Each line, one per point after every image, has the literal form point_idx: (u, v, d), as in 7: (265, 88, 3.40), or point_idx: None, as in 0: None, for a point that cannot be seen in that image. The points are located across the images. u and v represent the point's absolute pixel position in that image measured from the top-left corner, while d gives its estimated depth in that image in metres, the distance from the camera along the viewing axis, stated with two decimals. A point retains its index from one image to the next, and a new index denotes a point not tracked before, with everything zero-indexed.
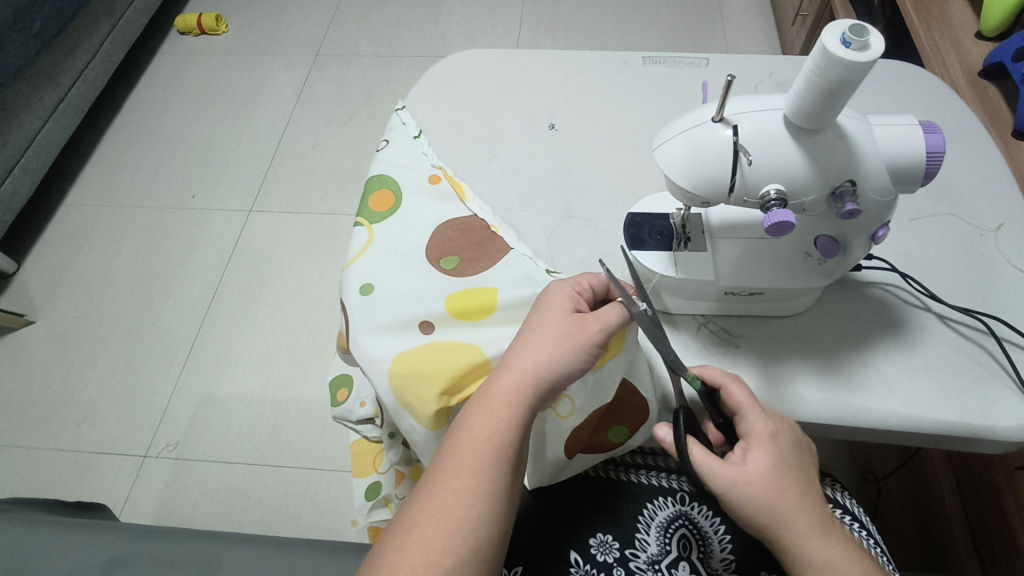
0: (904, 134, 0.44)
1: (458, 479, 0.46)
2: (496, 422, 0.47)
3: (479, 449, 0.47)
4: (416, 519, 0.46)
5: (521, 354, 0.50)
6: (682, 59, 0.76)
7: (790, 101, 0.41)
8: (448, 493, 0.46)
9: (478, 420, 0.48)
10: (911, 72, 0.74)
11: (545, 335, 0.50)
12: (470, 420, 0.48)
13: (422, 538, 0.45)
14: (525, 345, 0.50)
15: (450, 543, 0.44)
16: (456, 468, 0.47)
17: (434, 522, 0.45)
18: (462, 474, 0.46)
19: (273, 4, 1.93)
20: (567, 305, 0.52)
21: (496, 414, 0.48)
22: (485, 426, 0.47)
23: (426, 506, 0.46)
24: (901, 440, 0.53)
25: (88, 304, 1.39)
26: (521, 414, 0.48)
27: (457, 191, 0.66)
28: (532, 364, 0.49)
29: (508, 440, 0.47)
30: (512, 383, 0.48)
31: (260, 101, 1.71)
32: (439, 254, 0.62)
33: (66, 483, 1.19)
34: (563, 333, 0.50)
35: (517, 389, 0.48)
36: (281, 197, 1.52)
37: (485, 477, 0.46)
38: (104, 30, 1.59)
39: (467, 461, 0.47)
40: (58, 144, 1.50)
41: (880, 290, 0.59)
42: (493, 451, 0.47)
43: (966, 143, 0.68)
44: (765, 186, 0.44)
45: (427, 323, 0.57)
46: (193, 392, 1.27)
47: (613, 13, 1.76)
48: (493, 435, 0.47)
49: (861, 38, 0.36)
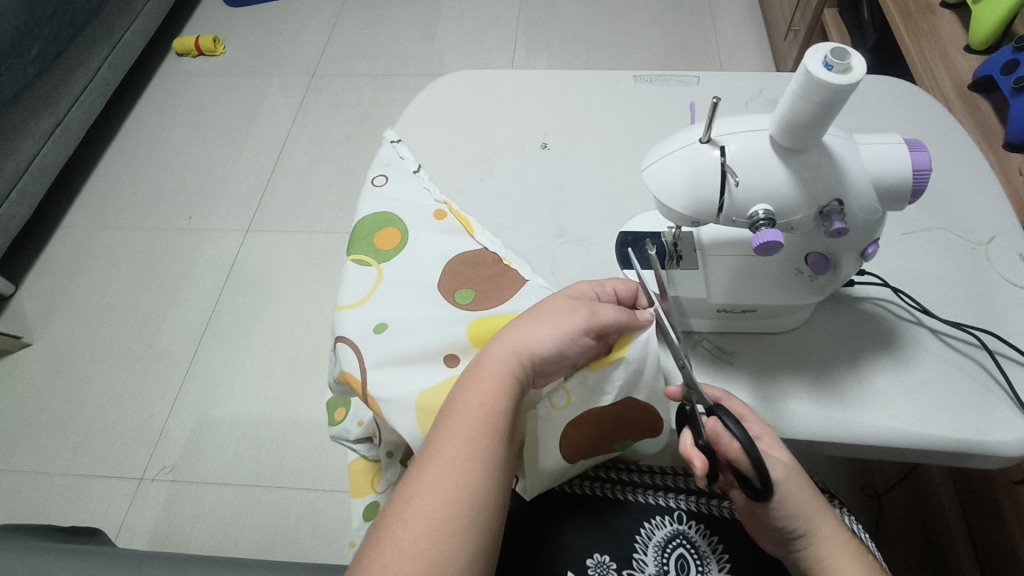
0: (889, 153, 0.44)
1: (452, 448, 0.46)
2: (486, 395, 0.48)
3: (470, 417, 0.48)
4: (409, 492, 0.45)
5: (513, 331, 0.52)
6: (673, 78, 0.77)
7: (776, 121, 0.42)
8: (441, 462, 0.46)
9: (468, 393, 0.49)
10: (899, 86, 0.74)
11: (538, 318, 0.52)
12: (460, 396, 0.49)
13: (419, 504, 0.44)
14: (518, 324, 0.52)
15: (444, 513, 0.44)
16: (447, 438, 0.47)
17: (428, 491, 0.45)
18: (454, 444, 0.46)
19: (271, 26, 1.95)
20: (568, 293, 0.53)
21: (486, 383, 0.49)
22: (474, 399, 0.48)
23: (418, 478, 0.46)
24: (898, 456, 0.53)
25: (85, 326, 1.39)
26: (509, 385, 0.49)
27: (465, 225, 0.66)
28: (521, 342, 0.51)
29: (500, 412, 0.48)
30: (501, 358, 0.50)
31: (257, 122, 1.72)
32: (453, 288, 0.63)
33: (62, 507, 1.18)
34: (555, 315, 0.52)
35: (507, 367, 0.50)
36: (278, 216, 1.53)
37: (479, 447, 0.46)
38: (102, 54, 1.61)
39: (458, 432, 0.47)
40: (56, 166, 1.50)
41: (874, 305, 0.58)
42: (486, 420, 0.47)
43: (956, 156, 0.68)
44: (754, 206, 0.44)
45: (452, 356, 0.59)
46: (190, 413, 1.26)
47: (607, 30, 1.78)
48: (484, 407, 0.48)
49: (842, 61, 0.37)
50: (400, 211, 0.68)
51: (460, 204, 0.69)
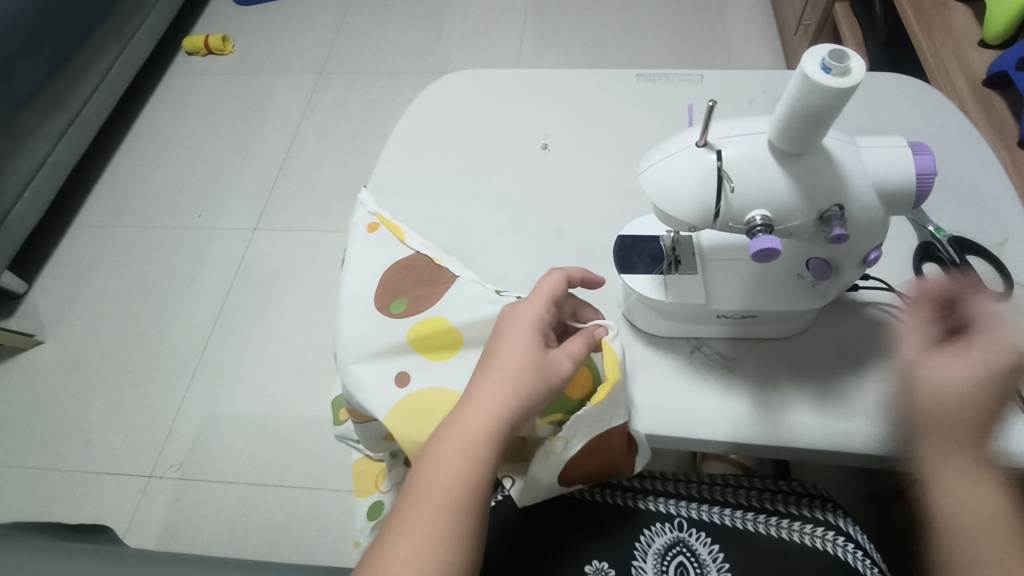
0: (892, 156, 0.43)
1: (431, 526, 0.45)
2: (463, 446, 0.46)
3: (448, 491, 0.46)
4: (387, 553, 0.44)
5: (491, 392, 0.48)
6: (676, 76, 0.76)
7: (774, 125, 0.41)
8: (417, 525, 0.45)
9: (444, 444, 0.47)
10: (910, 84, 0.73)
11: (512, 355, 0.49)
12: (433, 466, 0.46)
13: None
14: (495, 382, 0.48)
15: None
16: (425, 494, 0.46)
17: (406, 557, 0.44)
18: (432, 501, 0.45)
19: (280, 24, 1.96)
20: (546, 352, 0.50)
21: (467, 454, 0.46)
22: (452, 451, 0.46)
23: (395, 539, 0.45)
24: (903, 465, 0.52)
25: (95, 324, 1.41)
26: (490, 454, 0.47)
27: (395, 232, 0.65)
28: (496, 383, 0.48)
29: (479, 466, 0.46)
30: (477, 402, 0.48)
31: (266, 120, 1.73)
32: (387, 299, 0.62)
33: (73, 503, 1.19)
34: (536, 382, 0.49)
35: (486, 414, 0.47)
36: (286, 215, 1.53)
37: (461, 508, 0.45)
38: (113, 54, 1.62)
39: (438, 492, 0.46)
40: (67, 166, 1.52)
41: (878, 311, 0.57)
42: (463, 478, 0.46)
43: (968, 155, 0.66)
44: (751, 212, 0.43)
45: (402, 375, 0.58)
46: (198, 411, 1.27)
47: (616, 25, 1.77)
48: (462, 461, 0.46)
49: (841, 63, 0.35)
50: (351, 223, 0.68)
51: (460, 206, 0.69)
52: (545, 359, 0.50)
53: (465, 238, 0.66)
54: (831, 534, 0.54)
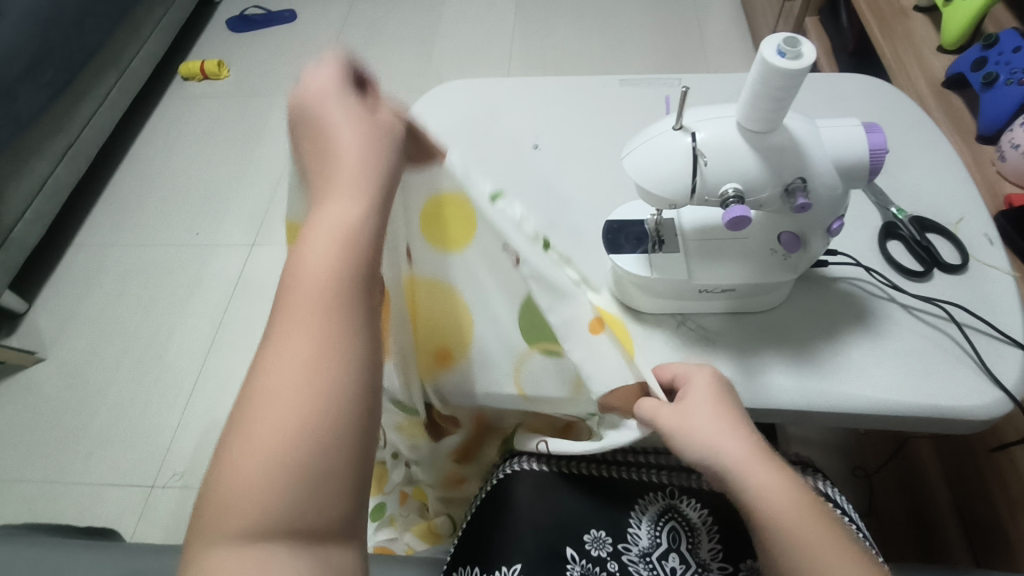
0: (847, 134, 0.48)
1: (313, 324, 0.38)
2: (339, 235, 0.40)
3: (323, 282, 0.39)
4: (256, 383, 0.37)
5: (338, 178, 0.43)
6: (656, 81, 0.82)
7: (741, 108, 0.45)
8: (289, 342, 0.37)
9: (309, 250, 0.40)
10: (870, 83, 0.79)
11: (357, 162, 0.43)
12: (302, 265, 0.40)
13: (288, 402, 0.36)
14: (339, 168, 0.43)
15: (296, 394, 0.36)
16: (297, 310, 0.38)
17: (276, 377, 0.36)
18: (306, 315, 0.38)
19: (273, 48, 2.02)
20: (373, 126, 0.46)
21: (335, 239, 0.40)
22: (327, 255, 0.40)
23: (261, 367, 0.37)
24: (875, 423, 0.56)
25: (96, 339, 1.43)
26: (362, 235, 0.41)
27: None
28: (348, 192, 0.42)
29: (352, 265, 0.40)
30: (338, 214, 0.41)
31: (262, 140, 1.78)
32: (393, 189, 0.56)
33: (75, 516, 1.20)
34: (376, 155, 0.44)
35: (354, 212, 0.41)
36: (283, 229, 1.57)
37: (336, 312, 0.38)
38: (112, 79, 1.67)
39: (309, 297, 0.39)
40: (67, 187, 1.55)
41: (848, 284, 0.62)
42: (333, 280, 0.39)
43: (925, 144, 0.72)
44: (724, 185, 0.47)
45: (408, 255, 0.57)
46: (200, 421, 1.29)
47: (599, 43, 1.85)
48: (337, 247, 0.40)
49: (794, 48, 0.41)
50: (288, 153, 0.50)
51: None
52: (380, 138, 0.46)
53: None
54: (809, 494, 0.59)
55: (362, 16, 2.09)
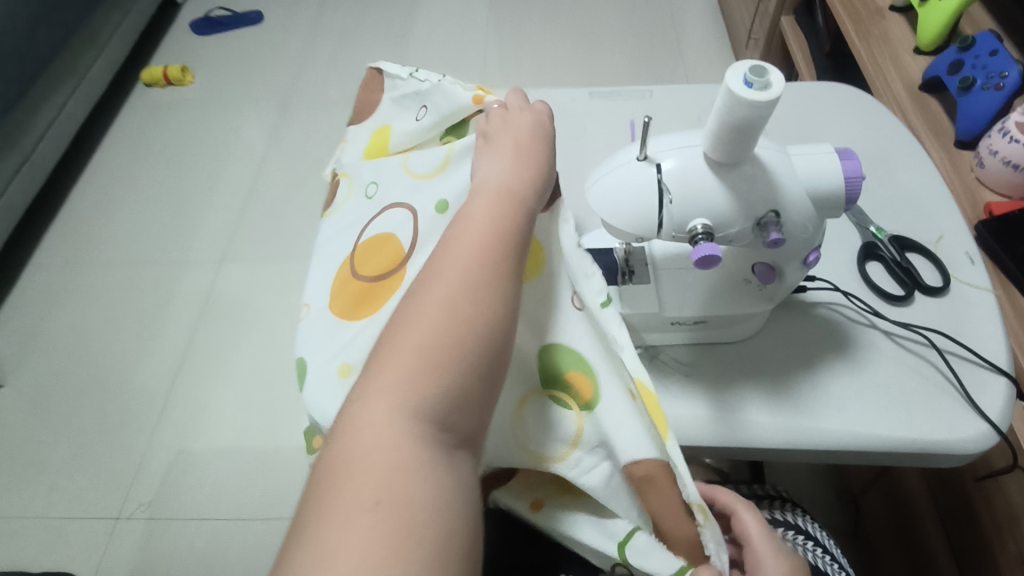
0: (822, 163, 0.45)
1: (459, 267, 0.42)
2: (496, 202, 0.46)
3: (476, 236, 0.43)
4: (381, 369, 0.39)
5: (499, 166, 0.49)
6: (626, 93, 0.78)
7: (708, 138, 0.42)
8: (420, 339, 0.39)
9: (455, 256, 0.42)
10: (846, 92, 0.76)
11: (520, 156, 0.49)
12: (464, 217, 0.45)
13: (426, 324, 0.40)
14: (500, 158, 0.50)
15: (422, 393, 0.38)
16: (430, 313, 0.40)
17: (411, 371, 0.38)
18: (439, 322, 0.40)
19: (240, 54, 1.96)
20: (533, 133, 0.52)
21: (494, 206, 0.45)
22: (474, 271, 0.42)
23: (390, 353, 0.39)
24: (857, 458, 0.53)
25: (58, 364, 1.38)
26: (513, 209, 0.46)
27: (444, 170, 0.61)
28: (489, 213, 0.45)
29: (496, 291, 0.41)
30: (479, 229, 0.44)
31: (230, 150, 1.72)
32: None
33: (37, 552, 1.15)
34: (531, 155, 0.50)
35: (498, 236, 0.44)
36: (252, 244, 1.52)
37: (470, 332, 0.40)
38: (68, 89, 1.60)
39: (450, 305, 0.40)
40: (23, 204, 1.49)
41: (826, 310, 0.59)
42: (478, 297, 0.41)
43: (902, 158, 0.69)
44: (692, 221, 0.44)
45: None
46: (167, 448, 1.25)
47: (575, 45, 1.81)
48: (495, 209, 0.45)
49: (761, 78, 0.37)
50: (435, 120, 0.65)
51: None
52: (541, 146, 0.51)
53: None
54: (794, 535, 0.58)
55: (331, 19, 2.03)
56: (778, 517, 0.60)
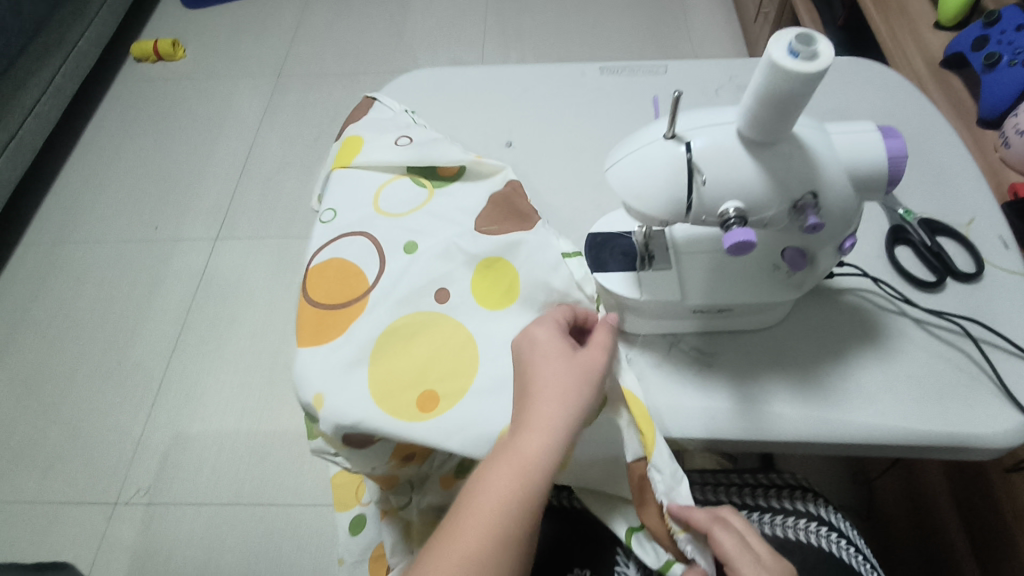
0: (863, 141, 0.42)
1: (536, 442, 0.43)
2: (581, 367, 0.47)
3: (554, 404, 0.45)
4: (471, 502, 0.43)
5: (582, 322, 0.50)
6: (639, 67, 0.75)
7: (743, 115, 0.39)
8: (507, 472, 0.43)
9: (534, 430, 0.44)
10: (870, 66, 0.73)
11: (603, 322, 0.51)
12: (548, 372, 0.46)
13: (497, 505, 0.42)
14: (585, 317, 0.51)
15: (503, 527, 0.42)
16: (519, 450, 0.43)
17: (496, 503, 0.42)
18: (524, 459, 0.43)
19: (232, 27, 1.90)
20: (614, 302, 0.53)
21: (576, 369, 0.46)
22: (559, 398, 0.45)
23: (480, 483, 0.43)
24: (887, 452, 0.51)
25: (50, 347, 1.34)
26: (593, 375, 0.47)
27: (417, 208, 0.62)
28: (562, 342, 0.48)
29: (569, 430, 0.44)
30: (561, 396, 0.45)
31: (223, 126, 1.67)
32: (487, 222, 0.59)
33: (33, 537, 1.14)
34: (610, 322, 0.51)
35: (582, 366, 0.47)
36: (247, 224, 1.48)
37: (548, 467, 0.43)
38: (55, 63, 1.55)
39: (532, 437, 0.44)
40: (11, 182, 1.45)
41: (855, 296, 0.57)
42: (558, 423, 0.44)
43: (930, 136, 0.66)
44: (723, 204, 0.41)
45: (443, 292, 0.55)
46: (164, 432, 1.22)
47: (578, 18, 1.76)
48: (577, 375, 0.46)
49: (809, 47, 0.34)
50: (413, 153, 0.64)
51: None
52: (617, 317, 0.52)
53: None
54: (817, 529, 0.55)
55: None
56: (793, 508, 0.57)
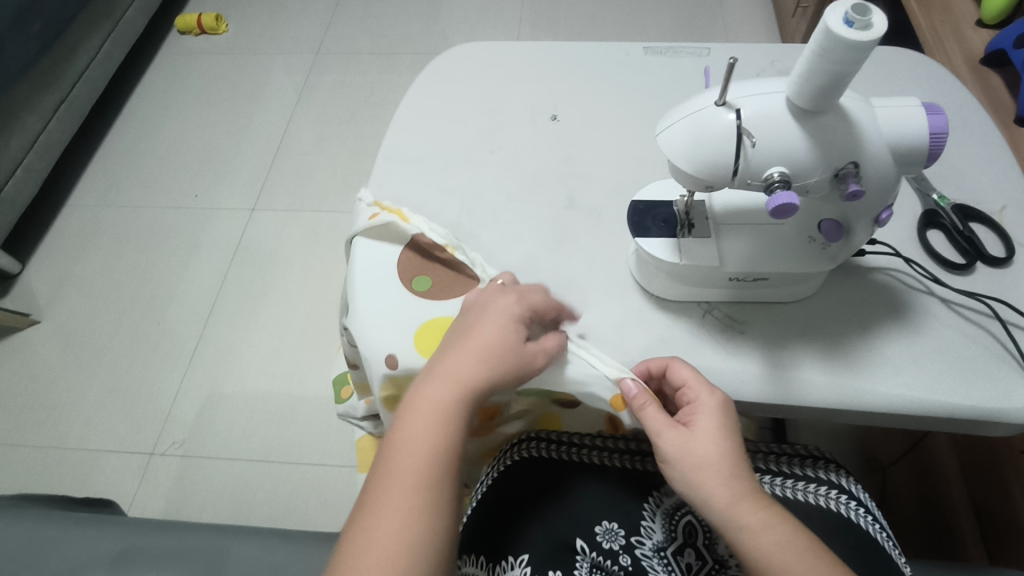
0: (906, 115, 0.44)
1: (425, 412, 0.49)
2: (466, 344, 0.51)
3: (444, 377, 0.50)
4: (386, 466, 0.48)
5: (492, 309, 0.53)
6: (683, 49, 0.77)
7: (794, 84, 0.41)
8: (414, 429, 0.48)
9: (426, 401, 0.49)
10: (911, 57, 0.74)
11: (507, 314, 0.53)
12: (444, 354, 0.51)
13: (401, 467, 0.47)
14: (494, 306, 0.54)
15: (419, 481, 0.47)
16: (418, 410, 0.49)
17: (409, 459, 0.47)
18: (425, 414, 0.49)
19: (273, 4, 1.94)
20: (522, 304, 0.54)
21: (464, 346, 0.51)
22: (468, 368, 0.50)
23: (394, 450, 0.48)
24: (911, 422, 0.53)
25: (92, 304, 1.40)
26: (486, 352, 0.50)
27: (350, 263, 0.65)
28: (464, 324, 0.53)
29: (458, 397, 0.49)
30: (450, 367, 0.50)
31: (261, 100, 1.71)
32: (412, 275, 0.62)
33: (74, 482, 1.19)
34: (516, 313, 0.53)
35: (481, 332, 0.51)
36: (283, 195, 1.53)
37: (447, 418, 0.48)
38: (104, 32, 1.59)
39: (430, 393, 0.49)
40: (60, 144, 1.50)
41: (884, 275, 0.58)
42: (452, 376, 0.49)
43: (967, 127, 0.68)
44: (769, 168, 0.44)
45: (392, 356, 0.58)
46: (198, 390, 1.27)
47: (614, 7, 1.77)
48: (465, 350, 0.50)
49: (864, 17, 0.36)
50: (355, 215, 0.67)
51: (470, 175, 0.69)
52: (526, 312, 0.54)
53: (477, 206, 0.66)
54: (834, 494, 0.57)
55: None
56: (813, 475, 0.59)
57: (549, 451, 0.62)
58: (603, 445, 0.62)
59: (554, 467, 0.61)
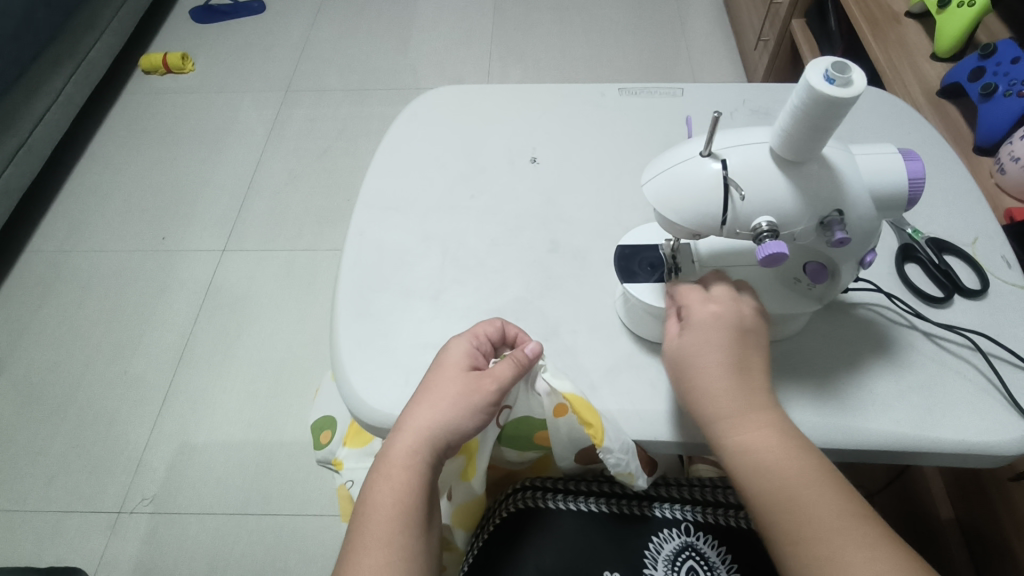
0: (885, 162, 0.45)
1: (396, 467, 0.49)
2: (428, 395, 0.51)
3: (413, 430, 0.49)
4: (364, 526, 0.48)
5: (448, 355, 0.53)
6: (657, 90, 0.78)
7: (777, 135, 0.42)
8: (385, 486, 0.49)
9: (395, 456, 0.49)
10: (876, 94, 0.76)
11: (461, 357, 0.53)
12: (410, 408, 0.51)
13: (377, 526, 0.48)
14: (450, 351, 0.53)
15: (393, 537, 0.47)
16: (388, 467, 0.49)
17: (382, 519, 0.48)
18: (395, 468, 0.49)
19: (241, 42, 1.93)
20: (474, 341, 0.54)
21: (427, 396, 0.51)
22: (423, 413, 0.50)
23: (369, 507, 0.49)
24: (903, 458, 0.54)
25: (54, 355, 1.34)
26: (449, 398, 0.50)
27: None
28: (428, 374, 0.53)
29: (426, 450, 0.49)
30: (415, 420, 0.50)
31: (229, 139, 1.69)
32: None
33: (36, 546, 1.13)
34: (471, 350, 0.53)
35: (441, 378, 0.51)
36: (255, 235, 1.50)
37: (417, 471, 0.49)
38: (66, 73, 1.56)
39: (398, 448, 0.49)
40: (19, 189, 1.45)
41: (867, 310, 0.59)
42: (419, 428, 0.49)
43: (935, 161, 0.70)
44: (756, 218, 0.44)
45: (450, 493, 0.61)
46: (170, 441, 1.22)
47: (583, 41, 1.81)
48: (427, 401, 0.50)
49: (844, 74, 0.37)
50: None
51: (453, 221, 0.68)
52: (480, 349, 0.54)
53: (461, 252, 0.66)
54: None
55: (335, 9, 2.01)
56: None
57: (544, 500, 0.59)
58: (602, 491, 0.59)
59: (549, 517, 0.58)
